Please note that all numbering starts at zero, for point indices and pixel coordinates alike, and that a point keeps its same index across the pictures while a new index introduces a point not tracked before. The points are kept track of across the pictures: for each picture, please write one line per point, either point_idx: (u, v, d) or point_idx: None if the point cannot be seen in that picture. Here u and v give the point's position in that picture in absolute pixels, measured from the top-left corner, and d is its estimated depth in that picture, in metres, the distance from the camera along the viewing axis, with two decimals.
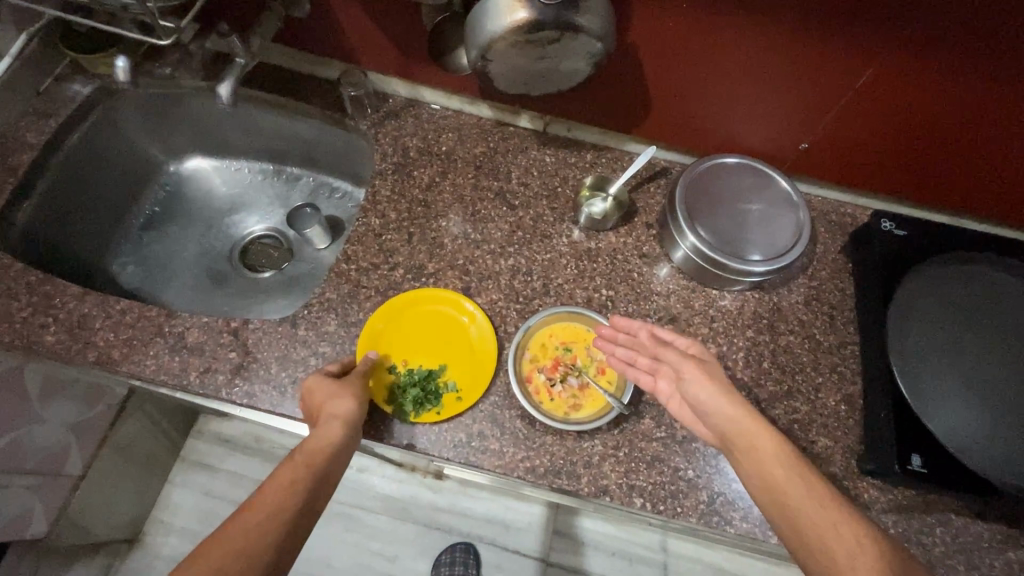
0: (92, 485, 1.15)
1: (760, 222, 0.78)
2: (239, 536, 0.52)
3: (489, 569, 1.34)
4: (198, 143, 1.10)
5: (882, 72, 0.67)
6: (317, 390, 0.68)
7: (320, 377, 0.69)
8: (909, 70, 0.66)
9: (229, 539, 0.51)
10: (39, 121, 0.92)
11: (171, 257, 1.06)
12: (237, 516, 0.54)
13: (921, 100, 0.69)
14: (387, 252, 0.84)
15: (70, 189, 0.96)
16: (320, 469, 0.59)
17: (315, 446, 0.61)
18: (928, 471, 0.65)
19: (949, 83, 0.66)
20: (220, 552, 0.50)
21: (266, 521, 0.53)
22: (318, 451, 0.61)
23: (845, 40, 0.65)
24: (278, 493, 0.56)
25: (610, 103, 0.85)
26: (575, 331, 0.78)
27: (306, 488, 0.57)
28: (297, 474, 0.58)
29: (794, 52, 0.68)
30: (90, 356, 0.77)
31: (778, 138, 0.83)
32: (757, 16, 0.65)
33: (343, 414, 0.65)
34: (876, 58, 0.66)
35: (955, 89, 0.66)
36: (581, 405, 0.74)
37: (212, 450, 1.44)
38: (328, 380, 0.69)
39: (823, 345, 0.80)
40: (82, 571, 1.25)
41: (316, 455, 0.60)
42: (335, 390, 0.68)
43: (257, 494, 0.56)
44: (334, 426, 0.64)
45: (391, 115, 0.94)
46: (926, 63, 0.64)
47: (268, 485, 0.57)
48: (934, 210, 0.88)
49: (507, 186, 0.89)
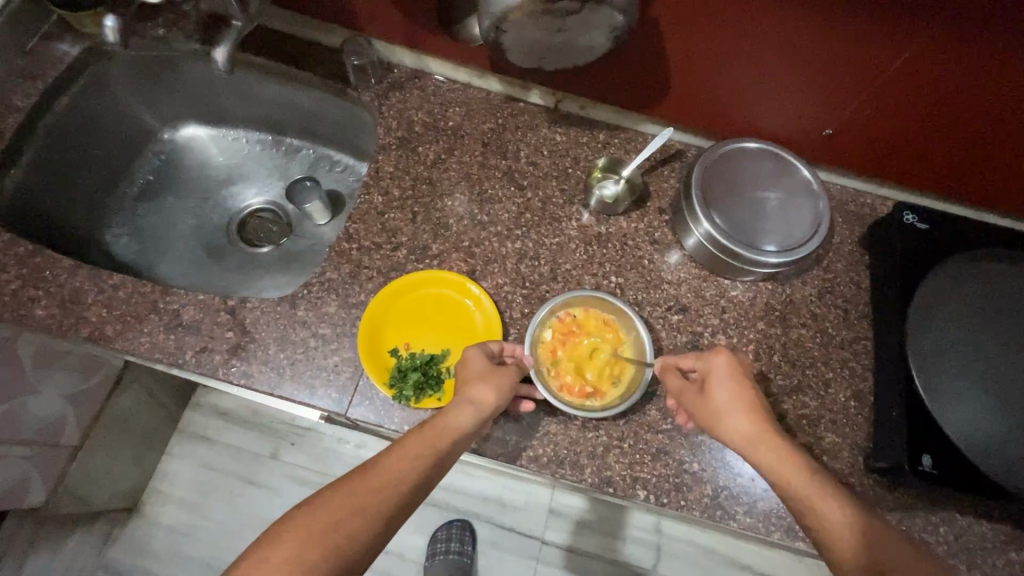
0: (90, 456, 1.14)
1: (778, 211, 0.75)
2: (352, 492, 0.50)
3: (485, 547, 1.35)
4: (195, 109, 1.05)
5: (911, 65, 0.65)
6: (470, 365, 0.66)
7: (482, 353, 0.68)
8: (943, 63, 0.63)
9: (342, 492, 0.50)
10: (27, 83, 0.88)
11: (168, 228, 1.03)
12: (356, 472, 0.52)
13: (955, 91, 0.66)
14: (391, 232, 0.81)
15: (58, 153, 0.92)
16: (442, 452, 0.57)
17: (447, 429, 0.58)
18: (937, 473, 0.64)
19: (983, 78, 0.63)
20: (339, 504, 0.49)
21: (380, 489, 0.51)
22: (448, 435, 0.58)
23: (874, 30, 0.62)
24: (400, 466, 0.54)
25: (627, 83, 0.81)
26: (621, 356, 0.74)
27: (427, 469, 0.55)
28: (420, 452, 0.55)
29: (825, 36, 0.64)
30: (82, 332, 0.75)
31: (802, 124, 0.80)
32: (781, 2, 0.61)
33: (480, 401, 0.62)
34: (904, 50, 0.63)
35: (984, 86, 0.64)
36: (546, 349, 0.73)
37: (211, 422, 1.43)
38: (485, 360, 0.67)
39: (836, 340, 0.78)
40: (82, 539, 1.25)
41: (446, 443, 0.57)
42: (486, 372, 0.65)
43: (379, 457, 0.54)
44: (466, 412, 0.61)
45: (396, 87, 0.90)
46: (956, 60, 0.62)
47: (394, 451, 0.55)
48: (955, 203, 0.86)
49: (516, 164, 0.86)
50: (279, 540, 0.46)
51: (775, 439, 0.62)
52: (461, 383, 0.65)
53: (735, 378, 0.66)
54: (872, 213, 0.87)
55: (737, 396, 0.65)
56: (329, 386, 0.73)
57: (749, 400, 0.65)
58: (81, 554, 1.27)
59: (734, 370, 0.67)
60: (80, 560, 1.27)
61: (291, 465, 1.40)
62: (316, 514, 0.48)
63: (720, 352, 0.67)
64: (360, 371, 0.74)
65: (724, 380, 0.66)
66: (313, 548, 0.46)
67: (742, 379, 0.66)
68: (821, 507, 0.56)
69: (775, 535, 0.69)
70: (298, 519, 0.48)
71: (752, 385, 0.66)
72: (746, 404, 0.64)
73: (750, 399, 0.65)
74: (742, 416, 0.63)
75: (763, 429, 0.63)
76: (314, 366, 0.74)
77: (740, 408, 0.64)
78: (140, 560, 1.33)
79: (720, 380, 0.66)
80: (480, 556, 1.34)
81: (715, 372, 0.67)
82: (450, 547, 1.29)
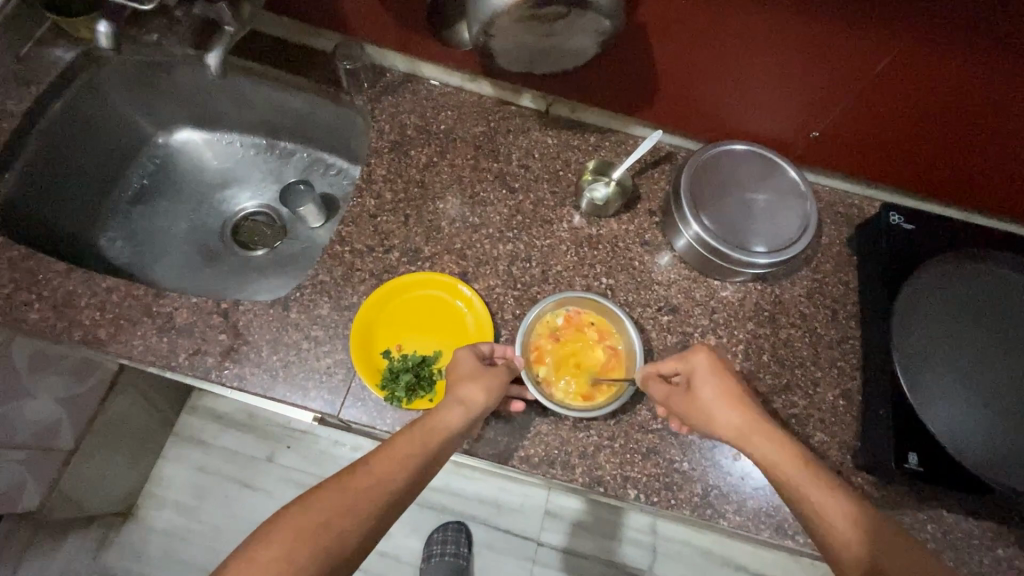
0: (84, 460, 1.14)
1: (766, 213, 0.76)
2: (344, 491, 0.51)
3: (481, 548, 1.36)
4: (189, 113, 1.06)
5: (892, 69, 0.66)
6: (460, 366, 0.67)
7: (473, 354, 0.69)
8: (924, 66, 0.64)
9: (333, 491, 0.50)
10: (20, 88, 0.89)
11: (162, 232, 1.04)
12: (348, 471, 0.53)
13: (936, 94, 0.67)
14: (383, 234, 0.82)
15: (53, 157, 0.93)
16: (433, 451, 0.57)
17: (438, 428, 0.59)
18: (924, 470, 0.65)
19: (961, 81, 0.64)
20: (330, 503, 0.49)
21: (373, 488, 0.52)
22: (439, 434, 0.59)
23: (856, 35, 0.63)
24: (391, 465, 0.54)
25: (616, 86, 0.81)
26: (595, 396, 0.72)
27: (417, 468, 0.55)
28: (411, 451, 0.56)
29: (808, 41, 0.65)
30: (76, 335, 0.75)
31: (790, 127, 0.81)
32: (764, 8, 0.63)
33: (470, 401, 0.63)
34: (885, 54, 0.64)
35: (964, 89, 0.65)
36: (545, 331, 0.75)
37: (206, 426, 1.43)
38: (475, 361, 0.68)
39: (824, 339, 0.79)
40: (76, 543, 1.25)
41: (435, 443, 0.58)
42: (477, 372, 0.66)
43: (371, 456, 0.55)
44: (456, 411, 0.61)
45: (388, 91, 0.91)
46: (936, 64, 0.63)
47: (386, 450, 0.56)
48: (942, 204, 0.87)
49: (508, 167, 0.87)
50: (271, 538, 0.46)
51: (763, 434, 0.62)
52: (452, 383, 0.66)
53: (717, 374, 0.67)
54: (860, 214, 0.88)
55: (721, 393, 0.65)
56: (321, 388, 0.73)
57: (733, 396, 0.65)
58: (76, 558, 1.27)
59: (714, 368, 0.67)
60: (75, 564, 1.27)
61: (286, 468, 1.40)
62: (307, 512, 0.48)
63: (700, 351, 0.68)
64: (353, 372, 0.74)
65: (708, 376, 0.67)
66: (304, 545, 0.46)
67: (725, 376, 0.67)
68: (810, 499, 0.56)
69: (765, 533, 0.69)
70: (291, 515, 0.48)
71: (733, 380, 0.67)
72: (730, 399, 0.65)
73: (734, 394, 0.66)
74: (728, 411, 0.64)
75: (751, 420, 0.63)
76: (307, 368, 0.74)
77: (726, 404, 0.64)
78: (135, 564, 1.33)
79: (703, 379, 0.67)
80: (476, 558, 1.34)
81: (699, 370, 0.67)
82: (446, 550, 1.29)
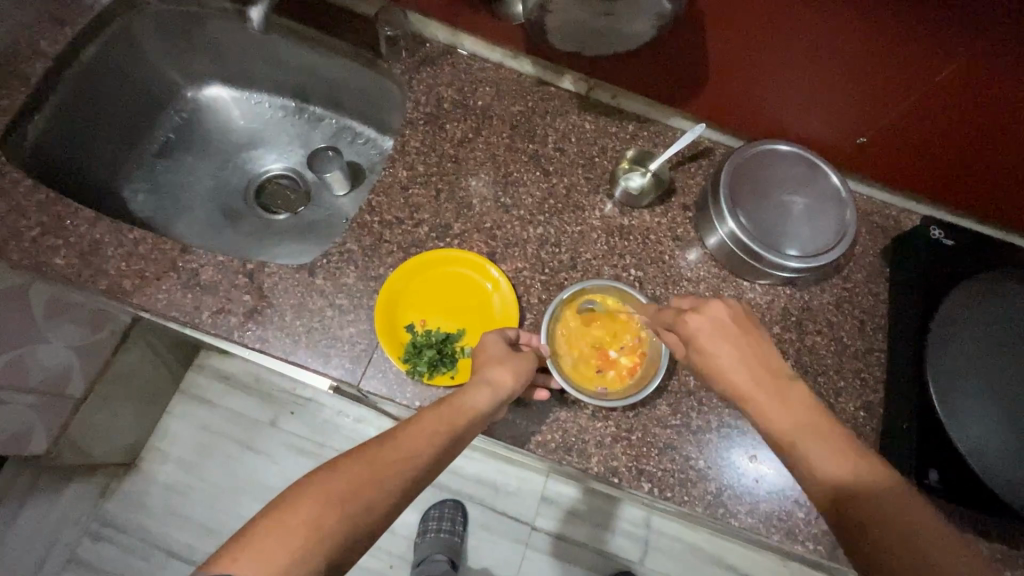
0: (93, 409, 1.14)
1: (805, 217, 0.74)
2: (367, 462, 0.50)
3: (476, 528, 1.37)
4: (220, 69, 1.04)
5: (940, 88, 0.65)
6: (489, 349, 0.67)
7: (500, 338, 0.68)
8: (974, 87, 0.63)
9: (355, 462, 0.50)
10: (54, 29, 0.87)
11: (186, 188, 1.03)
12: (374, 443, 0.53)
13: (982, 117, 0.66)
14: (413, 207, 0.81)
15: (83, 103, 0.92)
16: (458, 430, 0.57)
17: (464, 408, 0.59)
18: (942, 486, 0.66)
19: (1008, 107, 0.63)
20: (358, 472, 0.49)
21: (397, 461, 0.51)
22: (465, 414, 0.58)
23: (908, 51, 0.62)
24: (416, 440, 0.54)
25: (661, 77, 0.80)
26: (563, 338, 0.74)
27: (443, 446, 0.55)
28: (437, 428, 0.56)
29: (859, 53, 0.65)
30: (100, 284, 0.75)
31: (835, 132, 0.79)
32: (817, 18, 0.62)
33: (497, 383, 0.63)
34: (935, 74, 0.63)
35: (1011, 115, 0.64)
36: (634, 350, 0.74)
37: (213, 385, 1.44)
38: (503, 345, 0.67)
39: (850, 349, 0.78)
40: (79, 490, 1.27)
41: (459, 422, 0.58)
42: (507, 356, 0.66)
43: (395, 429, 0.54)
44: (483, 393, 0.61)
45: (427, 62, 0.89)
46: (986, 88, 0.62)
47: (412, 425, 0.55)
48: (979, 222, 0.86)
49: (543, 149, 0.85)
50: (298, 501, 0.46)
51: (775, 395, 0.56)
52: (477, 365, 0.66)
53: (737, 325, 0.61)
54: (896, 226, 0.86)
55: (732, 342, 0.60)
56: (343, 356, 0.73)
57: (748, 350, 0.60)
58: (79, 503, 1.28)
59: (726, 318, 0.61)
60: (77, 510, 1.28)
61: (290, 433, 1.40)
62: (335, 479, 0.48)
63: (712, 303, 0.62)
64: (375, 343, 0.74)
65: (717, 329, 0.61)
66: (332, 510, 0.46)
67: (737, 325, 0.61)
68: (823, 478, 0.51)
69: (775, 537, 0.69)
70: (319, 479, 0.48)
71: (748, 331, 0.61)
72: (743, 351, 0.59)
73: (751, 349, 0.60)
74: (737, 366, 0.59)
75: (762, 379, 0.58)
76: (329, 336, 0.74)
77: (736, 359, 0.59)
78: (136, 514, 1.34)
79: (713, 332, 0.61)
80: (470, 537, 1.36)
81: (706, 323, 0.61)
82: (441, 526, 1.31)
